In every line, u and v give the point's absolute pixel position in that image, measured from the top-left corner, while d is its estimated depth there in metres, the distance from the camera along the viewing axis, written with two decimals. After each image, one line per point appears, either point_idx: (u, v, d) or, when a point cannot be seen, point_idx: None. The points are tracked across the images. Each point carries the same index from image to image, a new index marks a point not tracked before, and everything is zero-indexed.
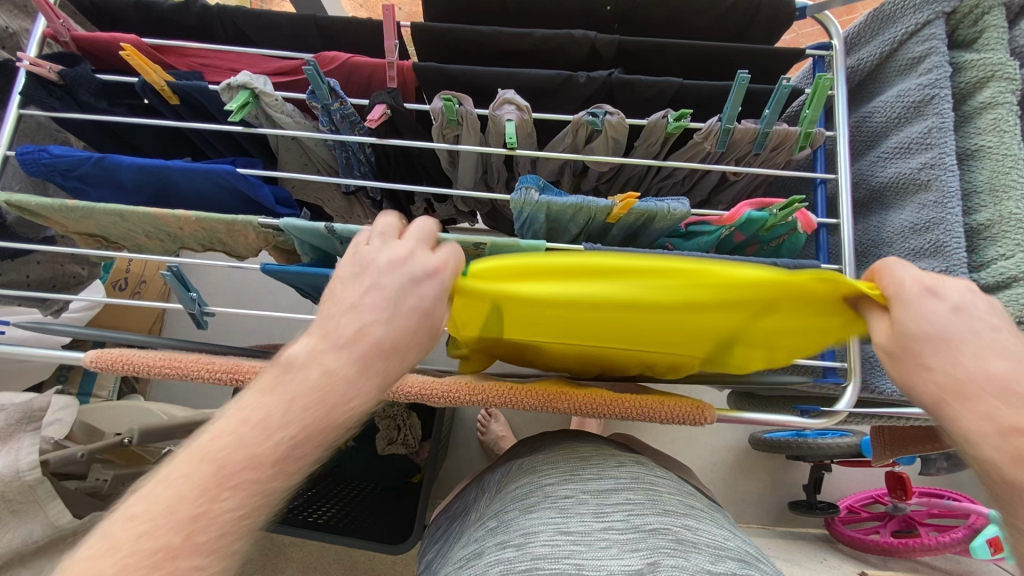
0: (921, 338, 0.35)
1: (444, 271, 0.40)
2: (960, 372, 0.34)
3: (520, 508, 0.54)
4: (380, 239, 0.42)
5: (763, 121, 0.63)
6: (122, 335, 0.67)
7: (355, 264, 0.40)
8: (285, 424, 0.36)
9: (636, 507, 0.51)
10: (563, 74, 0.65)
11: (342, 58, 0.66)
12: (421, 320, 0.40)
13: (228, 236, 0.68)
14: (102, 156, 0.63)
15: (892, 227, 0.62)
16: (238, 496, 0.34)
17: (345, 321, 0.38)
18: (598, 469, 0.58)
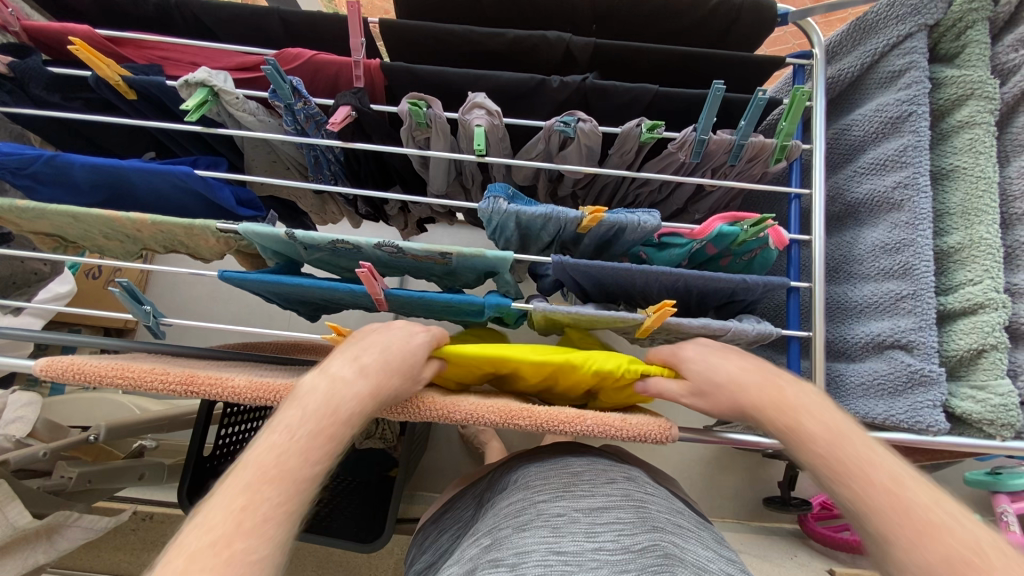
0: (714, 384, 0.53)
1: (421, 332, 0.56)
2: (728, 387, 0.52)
3: (513, 526, 0.52)
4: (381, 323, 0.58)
5: (739, 132, 0.61)
6: (89, 341, 0.67)
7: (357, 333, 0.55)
8: (339, 413, 0.45)
9: (627, 527, 0.51)
10: (536, 78, 0.62)
11: (306, 56, 0.63)
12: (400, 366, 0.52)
13: (188, 239, 0.66)
14: (54, 154, 0.60)
15: (865, 246, 0.61)
16: (274, 494, 0.38)
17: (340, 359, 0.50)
18: (589, 486, 0.57)
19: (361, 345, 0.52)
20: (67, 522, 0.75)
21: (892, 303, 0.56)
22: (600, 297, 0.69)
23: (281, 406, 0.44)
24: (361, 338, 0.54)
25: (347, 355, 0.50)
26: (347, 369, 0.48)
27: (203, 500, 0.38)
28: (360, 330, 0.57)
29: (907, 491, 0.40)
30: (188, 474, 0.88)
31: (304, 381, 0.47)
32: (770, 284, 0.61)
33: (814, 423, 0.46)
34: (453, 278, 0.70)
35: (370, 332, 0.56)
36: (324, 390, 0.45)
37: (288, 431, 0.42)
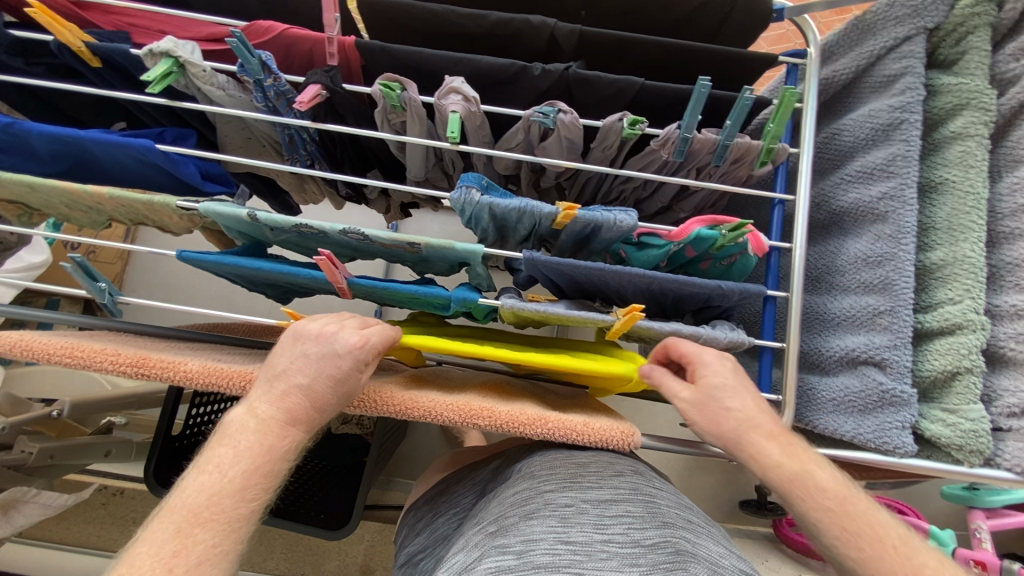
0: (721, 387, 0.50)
1: (364, 345, 0.50)
2: (721, 379, 0.51)
3: (519, 515, 0.49)
4: (327, 319, 0.53)
5: (723, 132, 0.59)
6: (65, 317, 0.67)
7: (293, 334, 0.51)
8: (272, 452, 0.46)
9: (636, 520, 0.48)
10: (517, 64, 0.60)
11: (278, 30, 0.60)
12: (335, 385, 0.49)
13: (152, 215, 0.64)
14: (11, 121, 0.58)
15: (847, 256, 0.58)
16: (207, 532, 0.40)
17: (271, 383, 0.49)
18: (597, 478, 0.53)
19: (289, 367, 0.49)
20: (23, 499, 0.75)
21: (868, 318, 0.54)
22: (575, 295, 0.67)
23: (213, 441, 0.46)
24: (292, 349, 0.50)
25: (275, 383, 0.48)
26: (273, 405, 0.47)
27: (134, 543, 0.40)
28: (295, 330, 0.52)
29: (918, 555, 0.42)
30: (157, 451, 0.88)
31: (235, 417, 0.48)
32: (745, 292, 0.59)
33: (828, 478, 0.46)
34: (426, 268, 0.68)
35: (305, 339, 0.51)
36: (253, 431, 0.46)
37: (219, 472, 0.43)
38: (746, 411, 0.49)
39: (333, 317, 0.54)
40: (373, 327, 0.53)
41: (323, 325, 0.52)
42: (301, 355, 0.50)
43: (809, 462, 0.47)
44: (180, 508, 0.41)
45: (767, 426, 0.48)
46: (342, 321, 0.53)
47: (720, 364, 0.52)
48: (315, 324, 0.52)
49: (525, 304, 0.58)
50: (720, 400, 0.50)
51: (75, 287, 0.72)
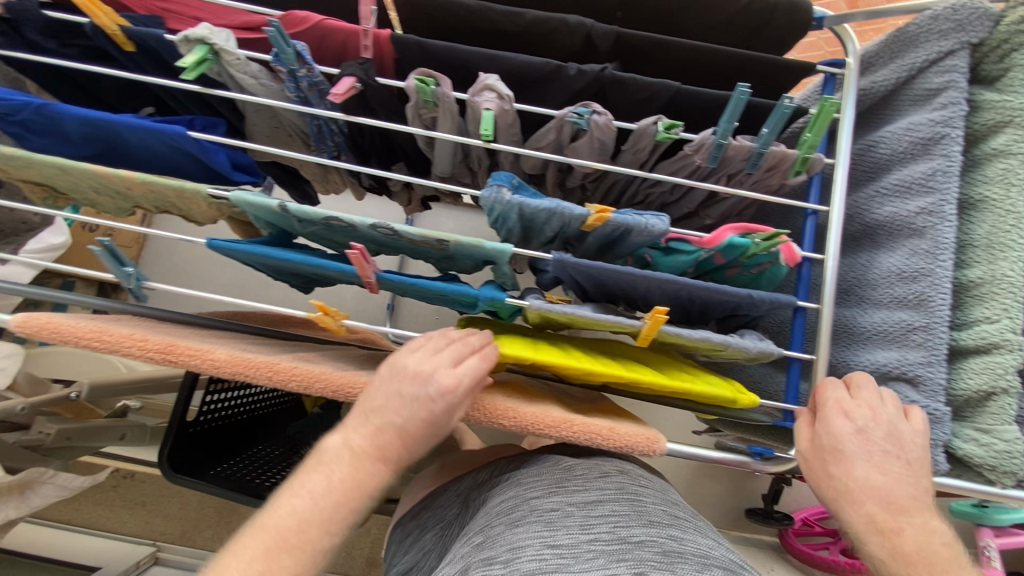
0: (828, 449, 0.50)
1: (457, 388, 0.50)
2: (831, 440, 0.50)
3: (506, 523, 0.50)
4: (424, 351, 0.53)
5: (759, 139, 0.58)
6: (78, 299, 0.67)
7: (392, 368, 0.52)
8: (336, 465, 0.47)
9: (623, 518, 0.48)
10: (552, 63, 0.59)
11: (313, 20, 0.60)
12: (422, 426, 0.50)
13: (180, 203, 0.64)
14: (44, 102, 0.58)
15: (879, 270, 0.58)
16: (293, 559, 0.42)
17: (366, 418, 0.50)
18: (582, 481, 0.54)
19: (386, 405, 0.50)
20: (41, 479, 0.74)
21: (901, 334, 0.54)
22: (599, 299, 0.66)
23: (309, 466, 0.48)
24: (389, 384, 0.51)
25: (370, 417, 0.50)
26: (368, 439, 0.49)
27: (227, 553, 0.42)
28: (393, 363, 0.52)
29: None
30: (170, 437, 0.90)
31: (330, 444, 0.49)
32: (776, 302, 0.58)
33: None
34: (449, 265, 0.68)
35: (400, 376, 0.51)
36: (347, 464, 0.48)
37: (311, 498, 0.45)
38: (850, 481, 0.48)
39: (431, 343, 0.54)
40: (468, 360, 0.53)
41: (421, 361, 0.52)
42: (398, 393, 0.50)
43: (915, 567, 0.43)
44: (269, 521, 0.44)
45: (872, 509, 0.46)
46: (438, 352, 0.53)
47: (840, 425, 0.50)
48: (413, 362, 0.52)
49: (549, 305, 0.57)
50: (830, 464, 0.50)
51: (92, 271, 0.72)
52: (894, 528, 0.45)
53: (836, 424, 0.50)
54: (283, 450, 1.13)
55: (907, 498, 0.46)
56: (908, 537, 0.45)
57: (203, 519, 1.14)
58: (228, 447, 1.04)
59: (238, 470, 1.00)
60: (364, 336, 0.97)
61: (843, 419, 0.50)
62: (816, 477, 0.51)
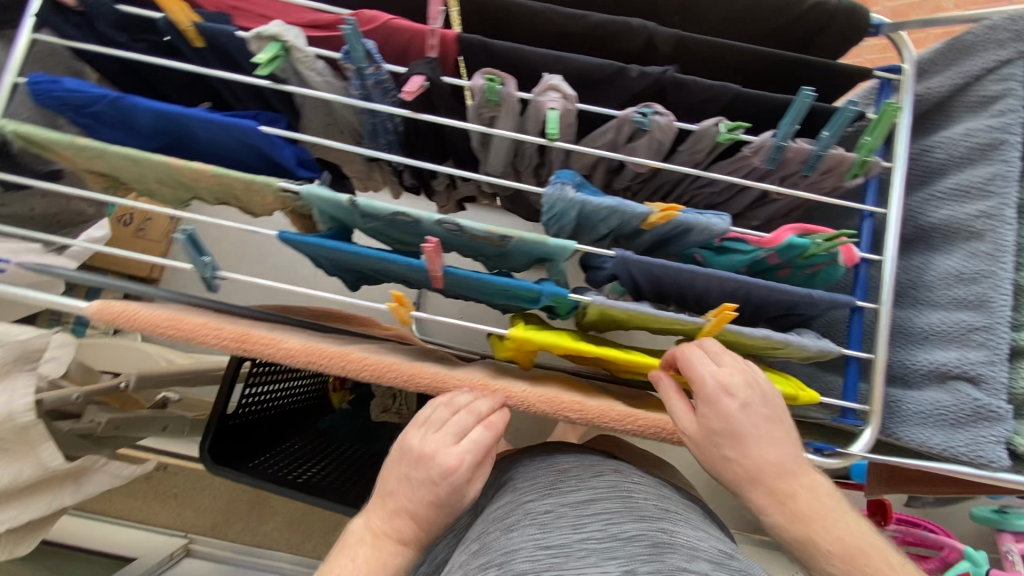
0: (721, 432, 0.50)
1: (458, 469, 0.50)
2: (723, 422, 0.50)
3: (500, 528, 0.52)
4: (426, 428, 0.53)
5: (818, 142, 0.60)
6: (120, 284, 0.66)
7: (399, 451, 0.53)
8: (366, 541, 0.51)
9: (615, 516, 0.51)
10: (615, 65, 0.61)
11: (382, 19, 0.61)
12: (434, 507, 0.51)
13: (244, 195, 0.65)
14: (119, 95, 0.59)
15: (937, 272, 0.60)
16: None
17: (384, 502, 0.52)
18: (576, 481, 0.56)
19: (398, 491, 0.51)
20: (95, 467, 0.75)
21: (962, 334, 0.56)
22: (651, 298, 0.67)
23: (339, 549, 0.51)
24: (400, 468, 0.52)
25: (388, 500, 0.52)
26: (387, 522, 0.51)
27: None
28: (399, 445, 0.53)
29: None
30: (212, 429, 0.91)
31: (356, 526, 0.53)
32: (834, 301, 0.60)
33: (831, 538, 0.48)
34: (503, 261, 0.69)
35: (407, 458, 0.52)
36: (369, 544, 0.51)
37: None
38: (747, 460, 0.50)
39: (434, 415, 0.53)
40: (471, 433, 0.52)
41: (423, 439, 0.52)
42: (406, 479, 0.51)
43: (815, 526, 0.48)
44: None
45: (766, 479, 0.49)
46: (439, 425, 0.53)
47: (724, 403, 0.51)
48: (418, 440, 0.52)
49: (615, 303, 0.59)
50: (718, 445, 0.51)
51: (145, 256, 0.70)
52: (791, 492, 0.49)
53: (725, 404, 0.51)
54: (310, 446, 1.12)
55: (793, 462, 0.50)
56: (802, 500, 0.48)
57: (233, 511, 1.15)
58: (263, 441, 1.03)
59: (270, 464, 0.99)
60: (399, 332, 0.98)
61: (726, 397, 0.51)
62: (708, 458, 0.52)
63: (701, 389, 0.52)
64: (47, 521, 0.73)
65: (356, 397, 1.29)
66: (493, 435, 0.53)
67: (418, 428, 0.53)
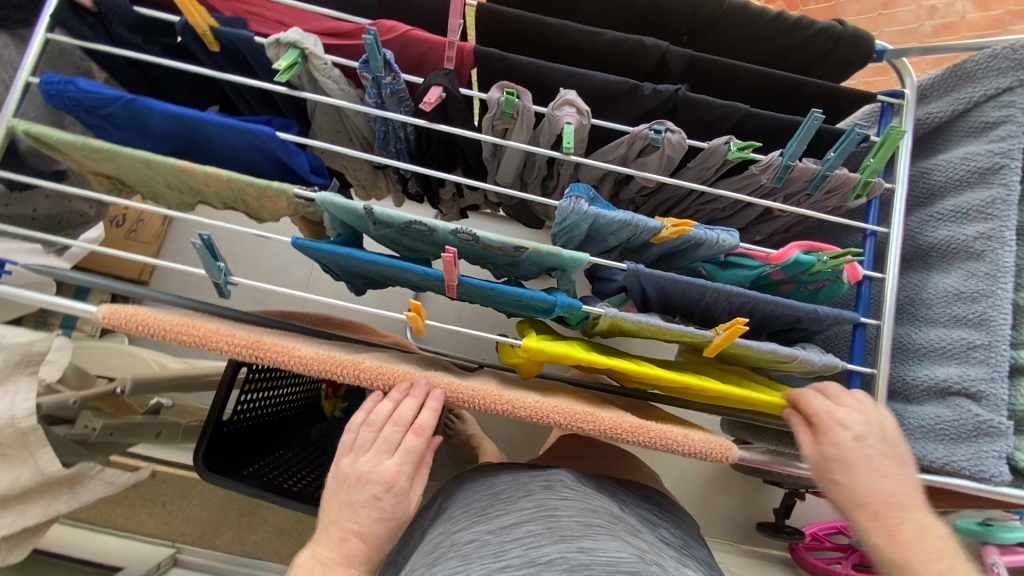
0: (831, 459, 0.54)
1: (396, 480, 0.53)
2: (835, 449, 0.54)
3: (425, 563, 0.51)
4: (357, 449, 0.55)
5: (824, 163, 0.62)
6: (116, 285, 0.61)
7: (337, 479, 0.54)
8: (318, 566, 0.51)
9: (535, 539, 0.48)
10: (629, 83, 0.62)
11: (400, 30, 0.62)
12: (383, 520, 0.53)
13: (255, 200, 0.64)
14: (133, 98, 0.59)
15: (935, 290, 0.63)
16: None
17: (329, 530, 0.53)
18: (506, 504, 0.55)
19: (340, 518, 0.53)
20: (90, 474, 0.72)
21: (961, 351, 0.59)
22: (658, 310, 0.68)
23: None
24: (339, 496, 0.54)
25: (332, 529, 0.53)
26: (335, 550, 0.52)
27: None
28: (335, 474, 0.55)
29: None
30: (207, 436, 0.89)
31: (302, 559, 0.52)
32: (839, 317, 0.62)
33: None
34: (511, 271, 0.70)
35: (345, 484, 0.54)
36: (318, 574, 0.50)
37: None
38: (855, 486, 0.52)
39: (360, 439, 0.55)
40: (403, 443, 0.55)
41: (364, 460, 0.54)
42: (347, 504, 0.53)
43: (912, 554, 0.47)
44: None
45: (874, 504, 0.50)
46: (372, 443, 0.55)
47: (838, 434, 0.54)
48: (351, 466, 0.54)
49: (628, 315, 0.60)
50: (831, 472, 0.54)
51: (145, 256, 0.66)
52: (895, 520, 0.49)
53: (839, 434, 0.54)
54: (302, 454, 1.10)
55: (903, 496, 0.50)
56: (907, 529, 0.48)
57: (223, 520, 1.13)
58: (257, 448, 1.01)
59: (263, 471, 0.98)
60: (396, 340, 0.97)
61: (839, 427, 0.54)
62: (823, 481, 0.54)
63: (819, 420, 0.56)
64: (39, 529, 0.71)
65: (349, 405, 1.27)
66: (424, 440, 0.55)
67: (349, 447, 0.55)
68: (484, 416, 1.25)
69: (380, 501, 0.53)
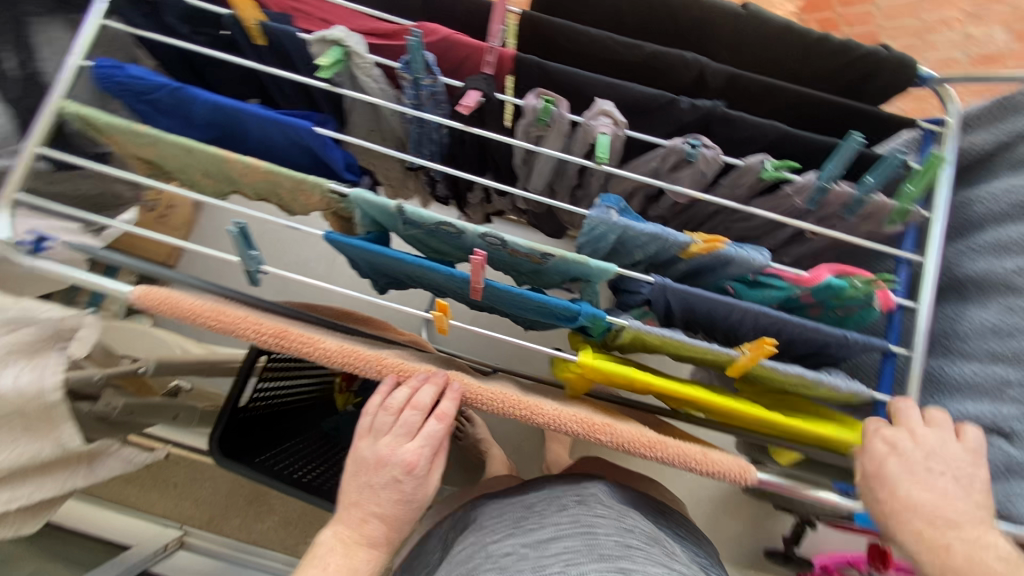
0: (873, 475, 0.55)
1: (416, 466, 0.55)
2: (879, 465, 0.55)
3: (462, 573, 0.51)
4: (373, 435, 0.56)
5: (861, 186, 0.61)
6: (144, 266, 0.62)
7: (356, 463, 0.56)
8: (339, 551, 0.54)
9: (574, 555, 0.49)
10: (666, 96, 0.62)
11: (443, 33, 0.63)
12: (398, 505, 0.55)
13: (290, 192, 0.65)
14: (180, 86, 0.60)
15: (970, 323, 0.62)
16: None
17: (351, 514, 0.55)
18: (541, 518, 0.56)
19: (360, 499, 0.55)
20: (108, 451, 0.76)
21: (995, 387, 0.58)
22: (680, 326, 0.67)
23: (306, 562, 0.54)
24: (358, 480, 0.56)
25: (352, 512, 0.55)
26: (354, 531, 0.55)
27: None
28: (355, 457, 0.57)
29: None
30: (223, 422, 0.90)
31: (324, 539, 0.55)
32: (868, 344, 0.61)
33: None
34: (536, 278, 0.70)
35: (364, 466, 0.56)
36: (340, 554, 0.54)
37: None
38: (896, 501, 0.53)
39: (378, 421, 0.56)
40: (421, 431, 0.55)
41: (382, 446, 0.56)
42: (366, 487, 0.55)
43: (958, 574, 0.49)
44: None
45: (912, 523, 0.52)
46: (390, 427, 0.56)
47: (882, 452, 0.55)
48: (370, 449, 0.56)
49: (654, 329, 0.60)
50: (874, 488, 0.55)
51: (157, 234, 0.65)
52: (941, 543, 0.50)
53: (876, 449, 0.56)
54: (314, 446, 1.11)
55: (955, 513, 0.51)
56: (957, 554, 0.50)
57: (231, 507, 1.14)
58: (269, 437, 1.02)
59: (275, 462, 0.98)
60: (414, 339, 0.98)
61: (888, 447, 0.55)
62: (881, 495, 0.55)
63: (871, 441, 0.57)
64: (56, 503, 0.72)
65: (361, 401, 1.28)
66: (445, 425, 0.56)
67: (366, 431, 0.57)
68: (495, 423, 1.24)
69: (404, 501, 0.55)
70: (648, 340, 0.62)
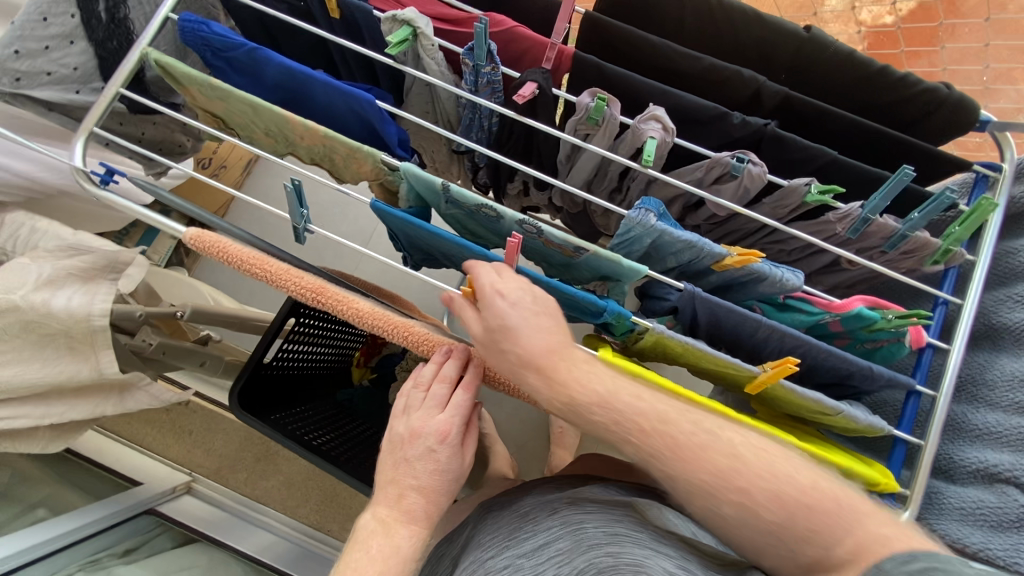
0: (494, 328, 0.51)
1: (449, 433, 0.55)
2: (507, 319, 0.51)
3: None
4: (405, 414, 0.57)
5: (906, 222, 0.60)
6: (201, 213, 0.65)
7: (390, 446, 0.56)
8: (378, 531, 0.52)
9: (565, 559, 0.49)
10: (720, 109, 0.62)
11: (508, 25, 0.65)
12: (433, 477, 0.54)
13: (343, 159, 0.68)
14: (256, 47, 0.64)
15: (1000, 372, 0.63)
16: None
17: (387, 496, 0.54)
18: (534, 526, 0.56)
19: (398, 474, 0.54)
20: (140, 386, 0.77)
21: (1019, 438, 0.59)
22: (704, 338, 0.68)
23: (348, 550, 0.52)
24: (396, 455, 0.55)
25: (389, 489, 0.54)
26: (393, 509, 0.53)
27: None
28: (390, 439, 0.57)
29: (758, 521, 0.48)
30: (245, 377, 0.93)
31: (362, 523, 0.54)
32: (893, 379, 0.60)
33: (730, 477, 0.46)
34: (566, 272, 0.71)
35: (398, 443, 0.56)
36: (381, 535, 0.52)
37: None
38: (518, 350, 0.50)
39: (411, 398, 0.58)
40: (449, 404, 0.56)
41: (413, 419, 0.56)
42: (405, 463, 0.54)
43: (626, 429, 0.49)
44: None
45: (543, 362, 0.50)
46: (416, 400, 0.57)
47: (495, 302, 0.51)
48: (405, 425, 0.56)
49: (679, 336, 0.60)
50: (496, 341, 0.51)
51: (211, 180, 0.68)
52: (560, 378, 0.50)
53: (493, 303, 0.51)
54: (329, 413, 1.13)
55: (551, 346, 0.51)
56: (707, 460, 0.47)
57: (240, 460, 1.18)
58: (287, 397, 1.05)
59: (291, 421, 1.00)
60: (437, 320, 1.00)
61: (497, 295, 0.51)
62: (491, 361, 0.53)
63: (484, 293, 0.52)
64: (80, 429, 0.77)
65: (377, 376, 1.31)
66: (472, 395, 0.57)
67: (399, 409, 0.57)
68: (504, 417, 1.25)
69: (441, 471, 0.54)
70: (671, 348, 0.63)
